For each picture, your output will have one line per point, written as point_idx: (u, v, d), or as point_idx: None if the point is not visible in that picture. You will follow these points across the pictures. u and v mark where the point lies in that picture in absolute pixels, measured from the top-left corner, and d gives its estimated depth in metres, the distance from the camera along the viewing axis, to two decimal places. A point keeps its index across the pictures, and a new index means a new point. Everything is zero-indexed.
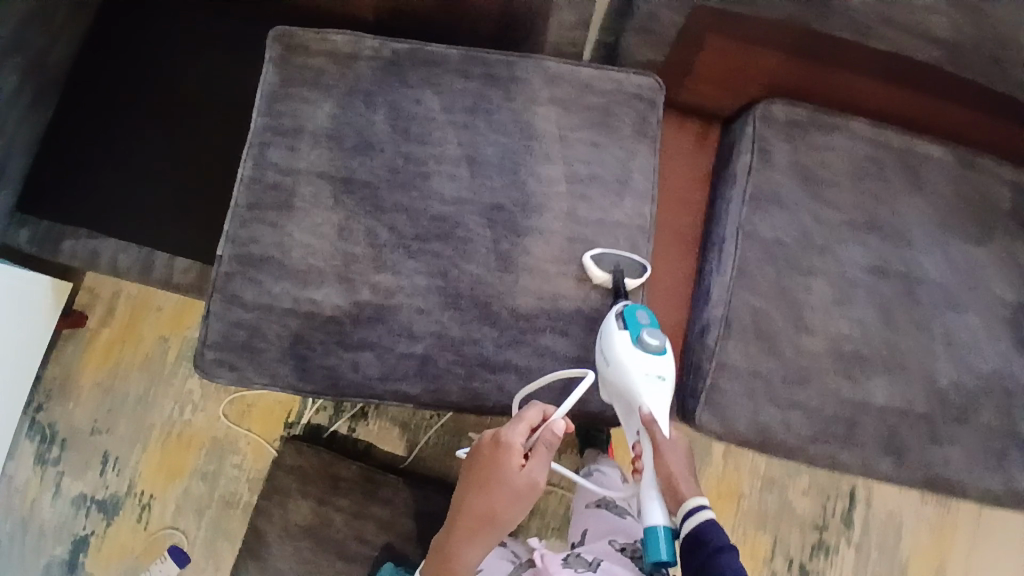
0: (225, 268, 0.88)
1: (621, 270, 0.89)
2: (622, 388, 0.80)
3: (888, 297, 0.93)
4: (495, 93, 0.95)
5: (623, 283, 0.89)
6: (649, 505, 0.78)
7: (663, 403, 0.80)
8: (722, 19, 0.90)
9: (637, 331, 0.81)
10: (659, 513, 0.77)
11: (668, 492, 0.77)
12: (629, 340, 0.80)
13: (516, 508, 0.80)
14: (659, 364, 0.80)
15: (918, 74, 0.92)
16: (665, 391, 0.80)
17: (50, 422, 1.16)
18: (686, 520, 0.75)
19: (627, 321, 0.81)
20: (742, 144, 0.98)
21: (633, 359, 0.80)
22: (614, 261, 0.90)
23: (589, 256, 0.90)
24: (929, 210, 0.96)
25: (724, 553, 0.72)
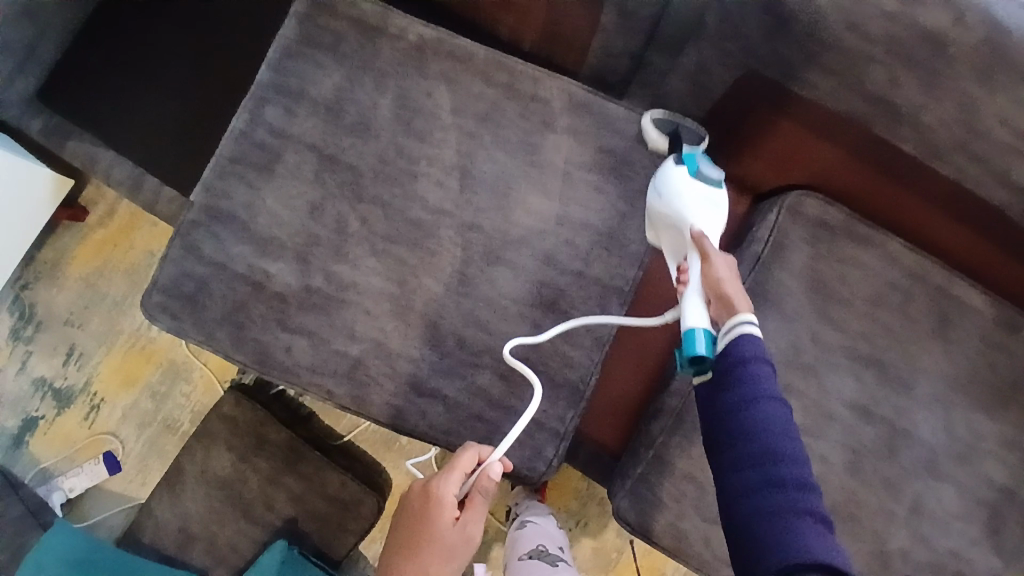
0: (193, 215, 0.87)
1: (679, 133, 0.85)
2: (672, 214, 0.77)
3: (863, 443, 0.83)
4: (510, 105, 0.88)
5: (681, 141, 0.85)
6: (688, 306, 0.67)
7: (715, 230, 0.75)
8: (781, 92, 0.81)
9: (694, 164, 0.79)
10: (699, 313, 0.66)
11: (716, 298, 0.67)
12: (687, 172, 0.78)
13: (452, 562, 0.80)
14: (716, 196, 0.77)
15: (975, 217, 0.80)
16: (718, 217, 0.76)
17: (32, 302, 1.21)
18: (727, 330, 0.64)
19: (686, 157, 0.79)
20: (760, 231, 0.88)
21: (689, 184, 0.77)
22: (673, 125, 0.87)
23: (648, 117, 0.87)
24: (945, 362, 0.85)
25: (754, 363, 0.61)
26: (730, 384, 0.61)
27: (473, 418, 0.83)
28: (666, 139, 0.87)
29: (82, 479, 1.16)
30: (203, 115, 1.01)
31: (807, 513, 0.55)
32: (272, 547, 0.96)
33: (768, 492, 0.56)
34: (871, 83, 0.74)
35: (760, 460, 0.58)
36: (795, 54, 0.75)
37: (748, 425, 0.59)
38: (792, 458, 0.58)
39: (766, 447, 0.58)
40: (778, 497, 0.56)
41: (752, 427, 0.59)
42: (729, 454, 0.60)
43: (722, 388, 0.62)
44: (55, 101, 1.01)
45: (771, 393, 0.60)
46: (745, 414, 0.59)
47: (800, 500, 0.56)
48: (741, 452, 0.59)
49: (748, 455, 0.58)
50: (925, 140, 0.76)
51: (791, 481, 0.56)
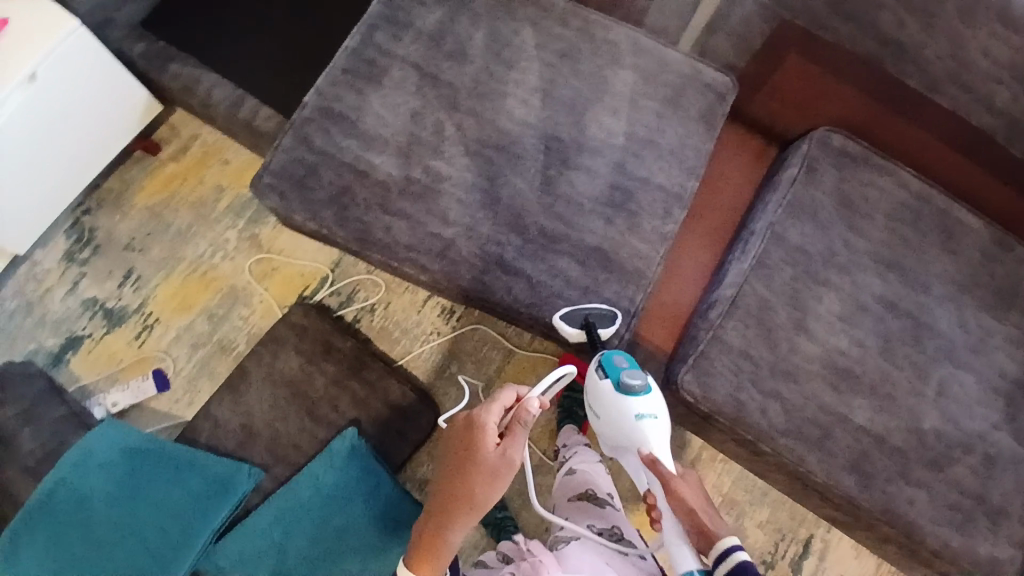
0: (307, 114, 0.97)
1: (592, 321, 0.90)
2: (620, 435, 0.88)
3: (892, 332, 0.95)
4: (584, 46, 1.04)
5: (595, 333, 0.90)
6: (672, 549, 0.80)
7: (660, 442, 0.86)
8: (810, 40, 0.99)
9: (617, 375, 0.87)
10: (687, 556, 0.79)
11: (695, 529, 0.79)
12: (613, 388, 0.87)
13: (493, 486, 0.83)
14: (648, 403, 0.87)
15: (964, 138, 0.99)
16: (655, 425, 0.86)
17: (93, 226, 1.25)
18: (720, 564, 0.74)
19: (607, 368, 0.88)
20: (794, 158, 1.04)
21: (622, 403, 0.87)
22: (583, 314, 0.91)
23: (557, 316, 0.91)
24: (952, 269, 1.00)
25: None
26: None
27: (553, 295, 0.92)
28: (582, 331, 0.91)
29: (127, 396, 1.16)
30: (301, 50, 1.13)
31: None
32: (344, 433, 1.02)
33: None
34: (880, 26, 0.94)
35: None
36: (821, 5, 0.95)
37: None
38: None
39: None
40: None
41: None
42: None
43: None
44: (160, 31, 1.13)
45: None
46: None
47: None
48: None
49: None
50: (925, 75, 0.95)
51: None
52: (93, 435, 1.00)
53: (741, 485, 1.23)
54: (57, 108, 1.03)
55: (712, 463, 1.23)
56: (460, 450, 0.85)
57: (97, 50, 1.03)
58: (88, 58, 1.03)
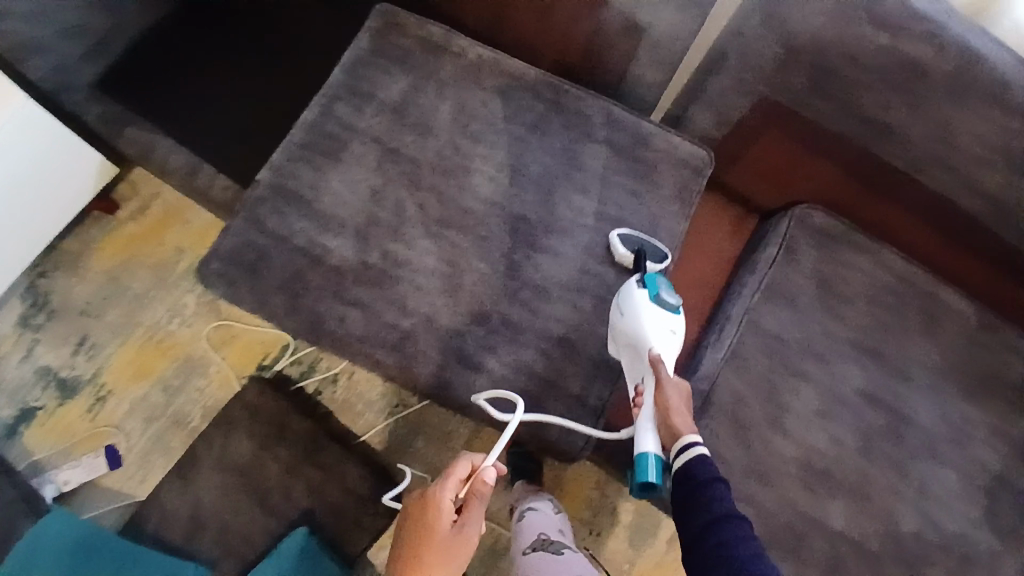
0: (259, 192, 0.92)
1: (644, 251, 0.91)
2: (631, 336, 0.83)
3: (872, 427, 0.91)
4: (555, 118, 1.00)
5: (644, 260, 0.91)
6: (642, 432, 0.77)
7: (669, 353, 0.82)
8: (790, 117, 0.94)
9: (656, 288, 0.84)
10: (651, 441, 0.76)
11: (665, 429, 0.77)
12: (647, 297, 0.83)
13: (447, 571, 0.77)
14: (674, 322, 0.83)
15: (948, 220, 0.95)
16: (673, 338, 0.82)
17: (48, 289, 1.20)
18: (680, 453, 0.74)
19: (648, 281, 0.85)
20: (772, 237, 0.99)
21: (650, 312, 0.82)
22: (638, 243, 0.93)
23: (616, 233, 0.93)
24: (936, 357, 0.95)
25: (713, 483, 0.71)
26: (694, 510, 0.70)
27: (516, 392, 0.87)
28: (631, 256, 0.92)
29: (79, 473, 1.11)
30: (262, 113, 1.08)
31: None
32: (293, 534, 0.98)
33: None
34: (863, 105, 0.88)
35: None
36: (800, 80, 0.90)
37: (721, 541, 0.67)
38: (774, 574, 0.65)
39: (743, 562, 0.65)
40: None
41: (724, 546, 0.67)
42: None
43: (688, 513, 0.71)
44: (120, 95, 1.06)
45: (736, 513, 0.69)
46: (709, 538, 0.68)
47: None
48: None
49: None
50: (910, 157, 0.90)
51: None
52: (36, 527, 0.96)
53: None
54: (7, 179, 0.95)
55: None
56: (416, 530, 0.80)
57: (53, 122, 0.96)
58: (45, 132, 0.96)
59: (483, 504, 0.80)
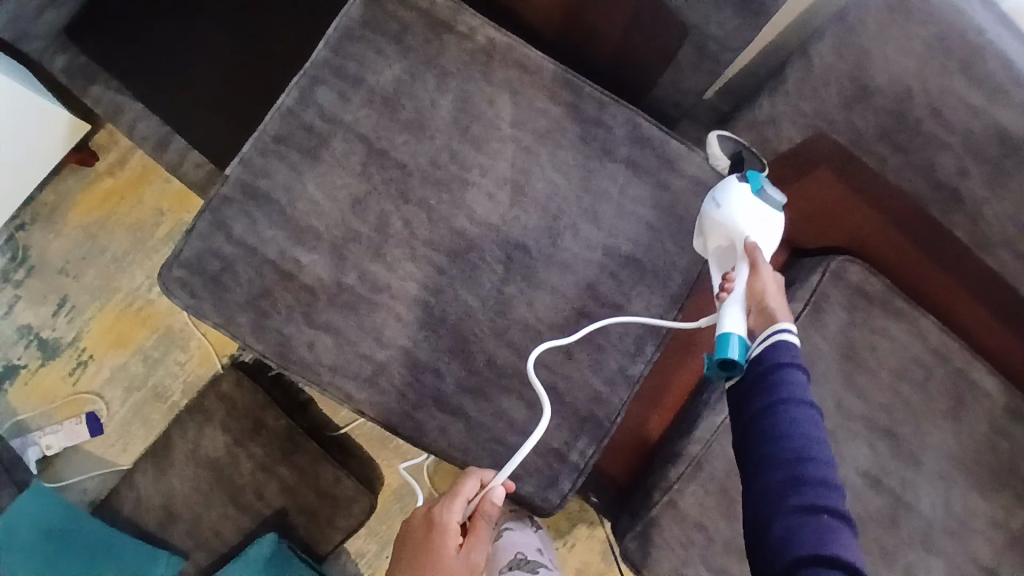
0: (228, 190, 0.82)
1: (742, 155, 0.82)
2: (726, 225, 0.75)
3: (867, 510, 0.85)
4: (572, 126, 0.86)
5: (744, 163, 0.81)
6: (728, 311, 0.68)
7: (766, 245, 0.75)
8: (848, 160, 0.81)
9: (758, 183, 0.76)
10: (738, 320, 0.68)
11: (758, 312, 0.69)
12: (750, 188, 0.75)
13: None
14: (775, 217, 0.75)
15: (1008, 307, 0.82)
16: (773, 232, 0.75)
17: (27, 244, 1.13)
18: (768, 335, 0.66)
19: (750, 173, 0.77)
20: (799, 290, 0.88)
21: (755, 202, 0.75)
22: (736, 145, 0.84)
23: (715, 133, 0.84)
24: (953, 442, 0.87)
25: (787, 369, 0.64)
26: (763, 386, 0.64)
27: (493, 441, 0.82)
28: (726, 159, 0.84)
29: (61, 438, 1.09)
30: (236, 76, 0.93)
31: (825, 512, 0.58)
32: (261, 541, 0.95)
33: (805, 514, 0.58)
34: (938, 168, 0.75)
35: (786, 461, 0.60)
36: (870, 125, 0.76)
37: (775, 424, 0.62)
38: (823, 462, 0.60)
39: (793, 448, 0.60)
40: (804, 540, 0.56)
41: (783, 428, 0.61)
42: (747, 458, 0.63)
43: (751, 389, 0.64)
44: (86, 43, 0.93)
45: (801, 399, 0.62)
46: (771, 417, 0.62)
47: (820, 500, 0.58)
48: (761, 454, 0.62)
49: (771, 459, 0.61)
50: (978, 230, 0.77)
51: (814, 488, 0.59)
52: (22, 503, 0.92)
53: None
54: None
55: None
56: (419, 546, 0.78)
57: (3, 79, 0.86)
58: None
59: (491, 526, 0.77)
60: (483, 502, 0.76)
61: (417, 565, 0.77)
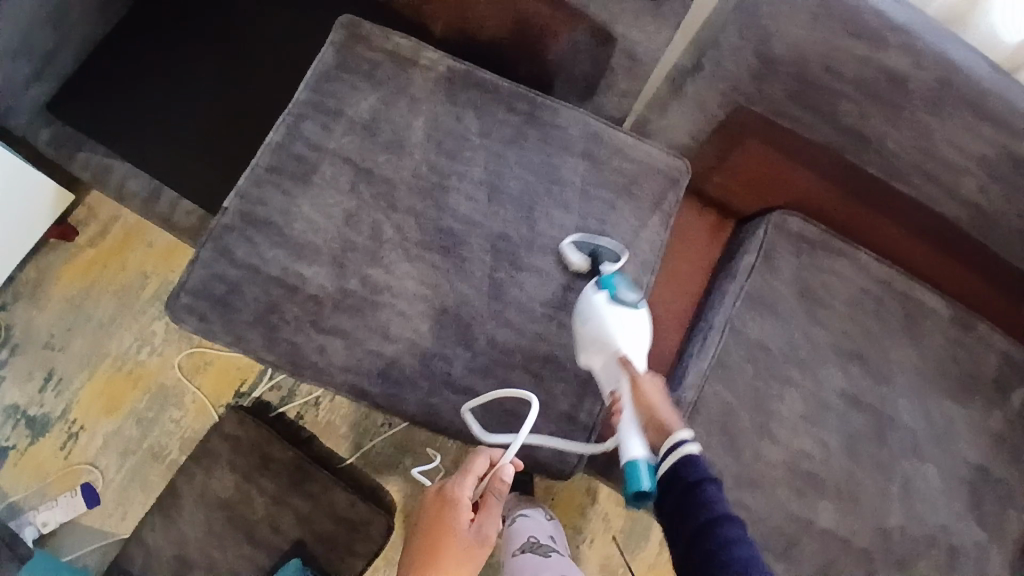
0: (227, 221, 0.88)
1: (599, 255, 0.91)
2: (596, 339, 0.83)
3: (856, 428, 0.93)
4: (532, 132, 0.98)
5: (601, 263, 0.92)
6: (629, 439, 0.75)
7: (638, 350, 0.82)
8: (770, 126, 0.94)
9: (613, 290, 0.85)
10: (638, 444, 0.75)
11: (652, 428, 0.76)
12: (606, 299, 0.84)
13: (467, 564, 0.80)
14: (635, 316, 0.84)
15: (926, 226, 0.96)
16: (639, 333, 0.83)
17: (8, 324, 1.14)
18: (669, 454, 0.73)
19: (603, 283, 0.86)
20: (750, 244, 1.00)
21: (612, 311, 0.83)
22: (592, 246, 0.93)
23: (570, 240, 0.93)
24: (915, 356, 0.97)
25: (703, 484, 0.70)
26: (687, 512, 0.69)
27: (506, 415, 0.87)
28: (586, 260, 0.92)
29: (58, 513, 1.07)
30: (219, 131, 1.02)
31: None
32: (287, 565, 0.98)
33: None
34: (842, 115, 0.89)
35: None
36: (779, 92, 0.90)
37: (717, 546, 0.66)
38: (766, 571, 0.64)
39: (736, 567, 0.65)
40: None
41: (720, 547, 0.66)
42: None
43: (683, 518, 0.69)
44: (74, 114, 1.00)
45: (727, 512, 0.68)
46: (706, 539, 0.67)
47: None
48: None
49: None
50: (888, 164, 0.91)
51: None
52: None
53: None
54: None
55: None
56: (435, 526, 0.82)
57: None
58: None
59: (501, 500, 0.84)
60: (495, 479, 0.82)
61: (432, 545, 0.81)
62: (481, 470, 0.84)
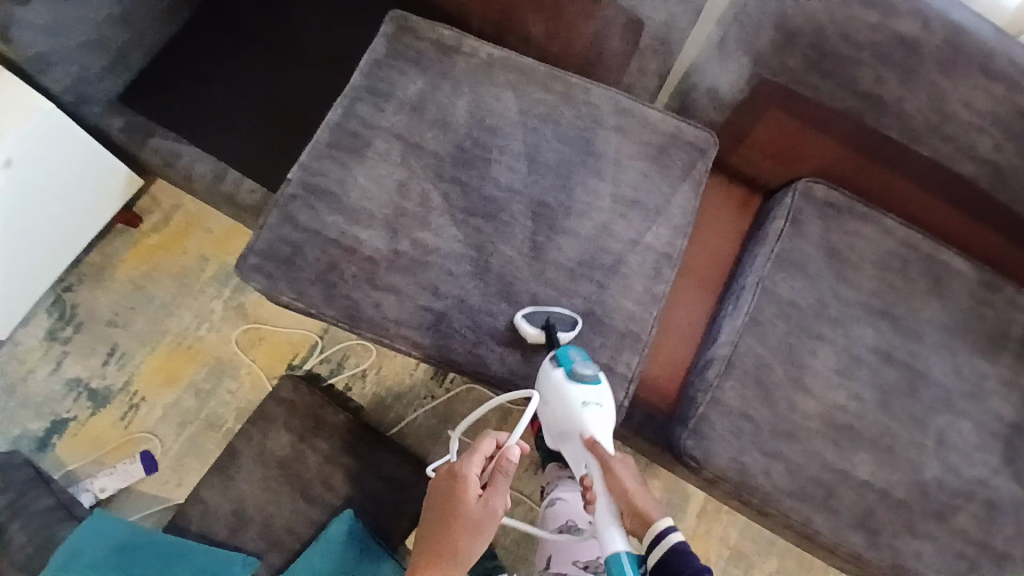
0: (291, 190, 0.96)
1: (552, 323, 0.90)
2: (564, 419, 0.86)
3: (889, 382, 0.95)
4: (566, 110, 1.05)
5: (555, 337, 0.90)
6: (609, 534, 0.81)
7: (603, 428, 0.86)
8: (793, 97, 1.00)
9: (570, 365, 0.86)
10: (618, 537, 0.80)
11: (632, 515, 0.81)
12: (564, 377, 0.85)
13: (476, 541, 0.79)
14: (596, 392, 0.86)
15: (948, 185, 1.01)
16: (603, 411, 0.86)
17: (74, 303, 1.20)
18: (656, 545, 0.79)
19: (560, 359, 0.86)
20: (779, 211, 1.05)
21: (572, 392, 0.85)
22: (544, 317, 0.91)
23: (521, 313, 0.91)
24: (942, 314, 1.00)
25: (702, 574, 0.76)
26: None
27: None
28: (542, 332, 0.91)
29: (115, 480, 1.12)
30: (277, 116, 1.10)
31: None
32: (339, 519, 0.98)
33: None
34: (860, 81, 0.95)
35: None
36: (799, 62, 0.96)
37: None
38: None
39: None
40: None
41: None
42: None
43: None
44: (142, 105, 1.08)
45: None
46: None
47: None
48: None
49: None
50: (905, 126, 0.97)
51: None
52: (74, 534, 0.92)
53: (747, 536, 1.23)
54: (42, 191, 1.03)
55: (718, 514, 1.23)
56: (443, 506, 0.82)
57: (76, 136, 1.03)
58: (66, 143, 1.02)
59: (507, 478, 0.81)
60: (500, 458, 0.80)
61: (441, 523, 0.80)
62: (489, 450, 0.83)
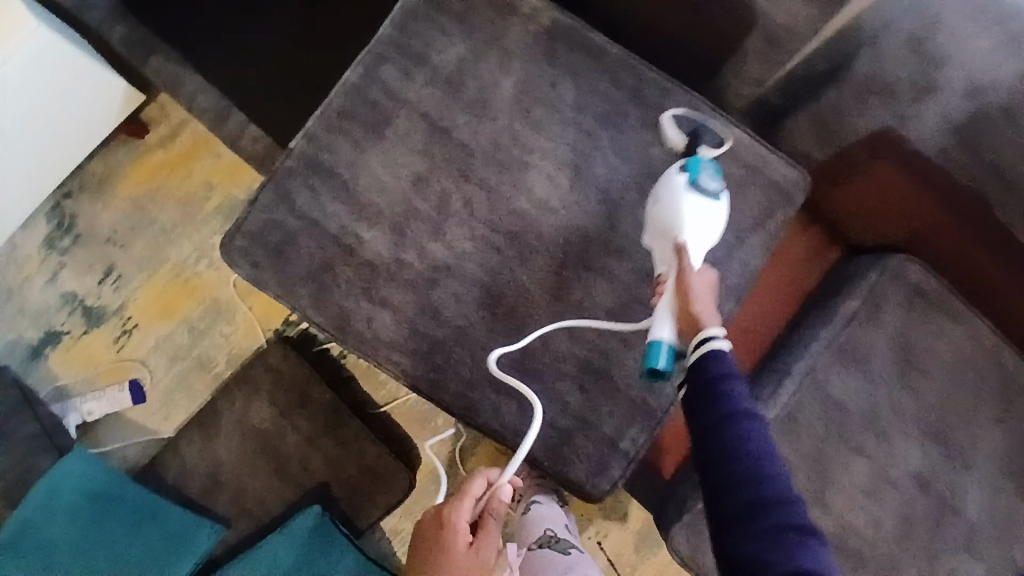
0: (291, 162, 0.83)
1: (699, 134, 0.83)
2: (663, 218, 0.77)
3: (916, 512, 0.84)
4: (633, 112, 0.86)
5: (699, 143, 0.83)
6: (657, 319, 0.70)
7: (701, 241, 0.75)
8: (918, 158, 0.81)
9: (695, 174, 0.77)
10: (666, 328, 0.69)
11: (684, 314, 0.69)
12: (685, 182, 0.76)
13: None
14: (708, 207, 0.76)
15: None
16: (709, 225, 0.75)
17: (73, 213, 1.13)
18: (694, 348, 0.66)
19: (688, 165, 0.77)
20: (857, 286, 0.88)
21: (687, 198, 0.76)
22: (693, 124, 0.85)
23: (670, 113, 0.85)
24: (1009, 449, 0.85)
25: (725, 380, 0.63)
26: (702, 406, 0.64)
27: (546, 424, 0.82)
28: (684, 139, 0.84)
29: (103, 405, 1.10)
30: (295, 52, 0.94)
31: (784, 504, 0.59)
32: (307, 511, 0.97)
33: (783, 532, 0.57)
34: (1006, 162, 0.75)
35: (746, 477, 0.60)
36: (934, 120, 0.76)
37: (730, 439, 0.61)
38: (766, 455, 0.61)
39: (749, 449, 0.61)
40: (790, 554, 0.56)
41: (733, 444, 0.61)
42: (714, 479, 0.62)
43: (697, 408, 0.64)
44: (144, 12, 0.92)
45: (745, 407, 0.63)
46: (723, 432, 0.62)
47: (778, 517, 0.57)
48: (722, 477, 0.61)
49: (735, 477, 0.60)
50: None
51: (779, 506, 0.58)
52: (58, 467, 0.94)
53: None
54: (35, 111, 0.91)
55: None
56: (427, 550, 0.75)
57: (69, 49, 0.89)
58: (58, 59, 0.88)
59: (500, 523, 0.76)
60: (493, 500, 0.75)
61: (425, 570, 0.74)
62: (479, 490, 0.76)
